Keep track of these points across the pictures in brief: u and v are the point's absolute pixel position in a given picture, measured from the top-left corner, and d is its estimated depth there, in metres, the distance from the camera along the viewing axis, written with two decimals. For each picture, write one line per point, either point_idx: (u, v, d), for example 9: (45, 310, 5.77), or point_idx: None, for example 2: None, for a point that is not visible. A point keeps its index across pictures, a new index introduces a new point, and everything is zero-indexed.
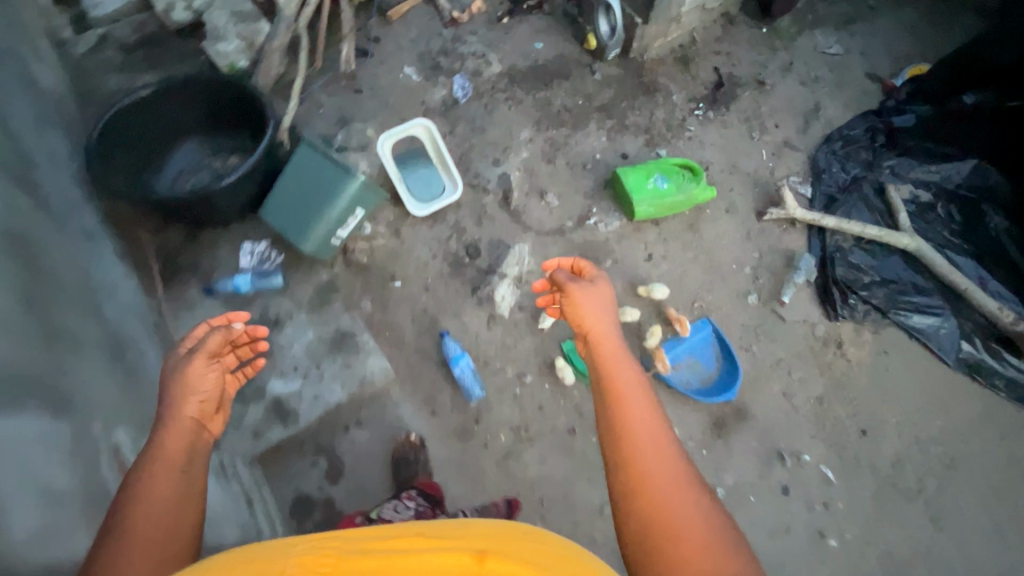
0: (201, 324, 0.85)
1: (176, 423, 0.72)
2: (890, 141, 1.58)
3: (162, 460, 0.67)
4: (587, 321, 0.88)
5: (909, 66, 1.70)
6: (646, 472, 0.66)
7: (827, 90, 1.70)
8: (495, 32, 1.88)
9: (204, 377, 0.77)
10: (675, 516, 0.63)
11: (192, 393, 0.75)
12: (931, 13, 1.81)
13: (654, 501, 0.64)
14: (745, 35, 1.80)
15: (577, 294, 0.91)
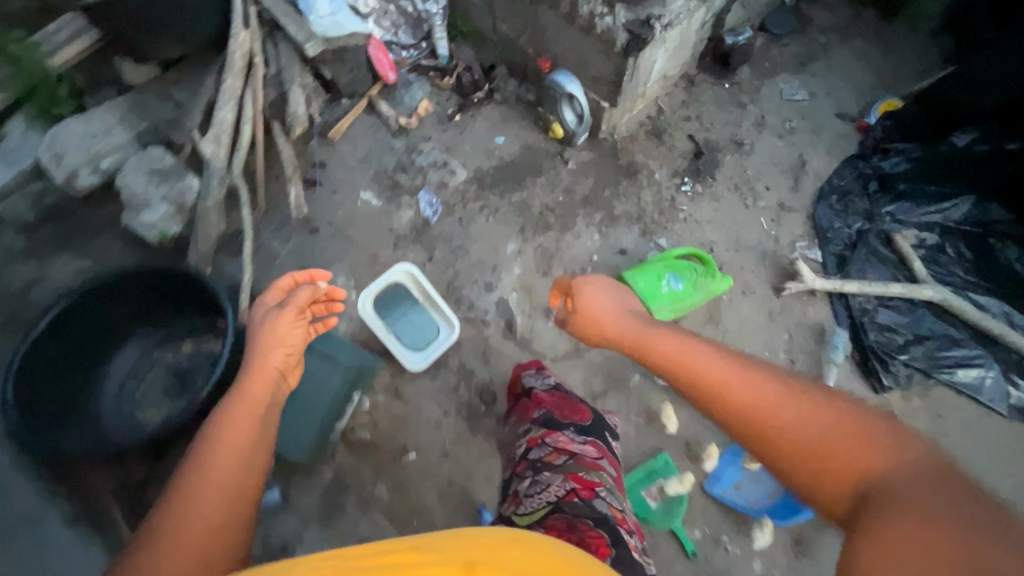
0: (286, 277, 1.00)
1: (263, 368, 0.84)
2: (884, 186, 1.53)
3: (241, 404, 0.76)
4: (598, 321, 0.94)
5: (877, 103, 1.68)
6: (728, 387, 0.66)
7: (806, 140, 1.65)
8: (450, 133, 1.73)
9: (291, 330, 0.88)
10: (781, 416, 0.61)
11: (280, 343, 0.87)
12: (879, 40, 1.81)
13: (753, 414, 0.63)
14: (709, 93, 1.74)
15: (574, 305, 0.98)
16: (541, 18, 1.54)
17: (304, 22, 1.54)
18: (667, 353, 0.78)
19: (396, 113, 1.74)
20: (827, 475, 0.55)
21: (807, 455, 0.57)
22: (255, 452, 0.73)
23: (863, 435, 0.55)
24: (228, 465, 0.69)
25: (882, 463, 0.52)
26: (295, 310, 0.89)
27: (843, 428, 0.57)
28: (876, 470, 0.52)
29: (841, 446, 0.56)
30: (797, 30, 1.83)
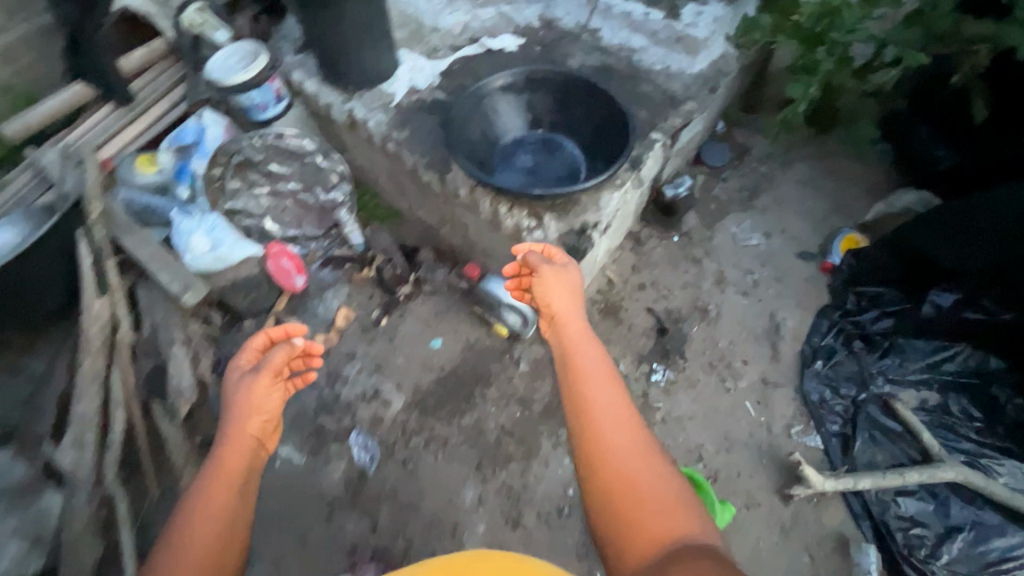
0: (260, 335, 0.98)
1: (236, 436, 0.82)
2: (869, 343, 1.38)
3: (218, 479, 0.76)
4: (553, 305, 0.95)
5: (838, 236, 1.55)
6: (617, 444, 0.75)
7: (773, 292, 1.50)
8: (378, 345, 1.49)
9: (268, 395, 0.88)
10: (643, 490, 0.71)
11: (258, 410, 0.86)
12: (822, 159, 1.70)
13: (624, 473, 0.72)
14: (659, 250, 1.57)
15: (546, 273, 0.98)
16: (462, 219, 1.34)
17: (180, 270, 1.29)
18: (581, 371, 0.84)
19: (311, 332, 1.49)
20: (644, 530, 0.68)
21: (643, 510, 0.70)
22: (235, 521, 0.74)
23: (684, 512, 0.69)
24: (210, 536, 0.71)
25: (686, 536, 0.67)
26: (271, 375, 0.89)
27: (674, 507, 0.70)
28: (691, 545, 0.66)
29: (663, 516, 0.69)
30: (735, 161, 1.71)
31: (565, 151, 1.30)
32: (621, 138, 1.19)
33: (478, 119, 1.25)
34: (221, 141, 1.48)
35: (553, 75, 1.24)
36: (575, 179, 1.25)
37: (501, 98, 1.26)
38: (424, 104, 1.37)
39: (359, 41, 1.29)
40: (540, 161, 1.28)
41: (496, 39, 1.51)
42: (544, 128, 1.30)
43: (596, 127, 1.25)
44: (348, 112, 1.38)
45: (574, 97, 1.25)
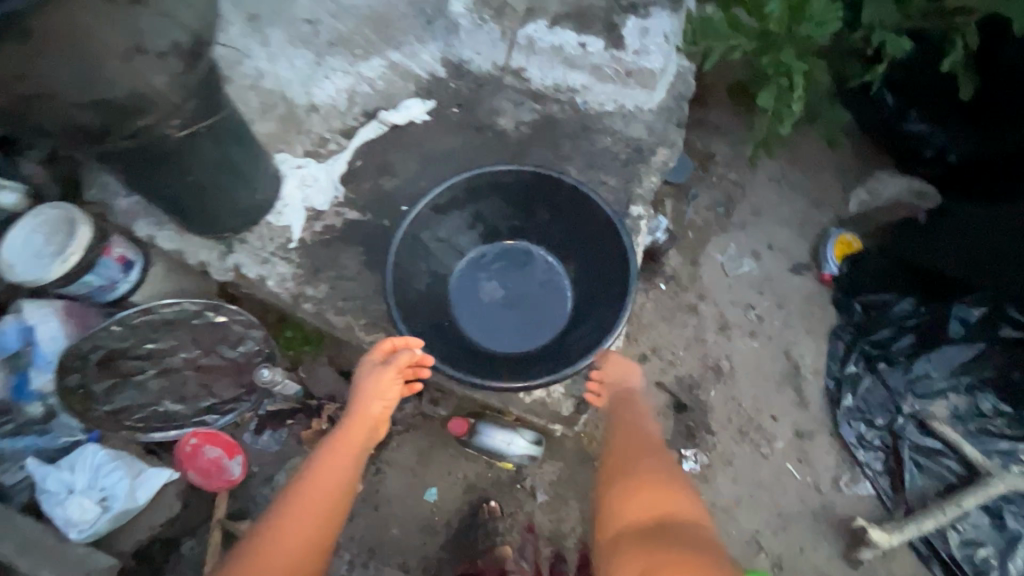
0: (387, 339, 0.87)
1: (361, 417, 0.85)
2: (893, 362, 1.26)
3: (333, 460, 0.79)
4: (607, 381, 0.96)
5: (831, 239, 1.39)
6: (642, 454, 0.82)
7: (779, 325, 1.35)
8: (363, 520, 1.22)
9: (389, 391, 0.86)
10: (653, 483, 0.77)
11: (377, 401, 0.86)
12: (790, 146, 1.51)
13: (639, 474, 0.79)
14: (650, 306, 1.36)
15: (609, 353, 0.98)
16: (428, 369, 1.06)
17: (70, 558, 0.93)
18: (622, 417, 0.91)
19: None
20: (643, 507, 0.74)
21: (639, 497, 0.75)
22: (335, 511, 0.74)
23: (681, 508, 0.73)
24: (311, 519, 0.72)
25: (671, 513, 0.72)
26: (396, 373, 0.86)
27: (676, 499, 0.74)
28: (675, 518, 0.72)
29: (660, 497, 0.75)
30: (702, 170, 1.48)
31: (537, 258, 1.05)
32: (614, 257, 0.91)
33: (419, 260, 0.95)
34: (63, 347, 1.06)
35: (504, 179, 0.92)
36: (560, 299, 1.03)
37: (441, 220, 0.95)
38: (334, 232, 1.02)
39: (218, 183, 0.92)
40: (511, 283, 1.04)
41: (397, 109, 1.15)
42: (502, 235, 1.04)
43: (571, 231, 0.98)
44: (233, 268, 1.01)
45: (536, 198, 0.96)
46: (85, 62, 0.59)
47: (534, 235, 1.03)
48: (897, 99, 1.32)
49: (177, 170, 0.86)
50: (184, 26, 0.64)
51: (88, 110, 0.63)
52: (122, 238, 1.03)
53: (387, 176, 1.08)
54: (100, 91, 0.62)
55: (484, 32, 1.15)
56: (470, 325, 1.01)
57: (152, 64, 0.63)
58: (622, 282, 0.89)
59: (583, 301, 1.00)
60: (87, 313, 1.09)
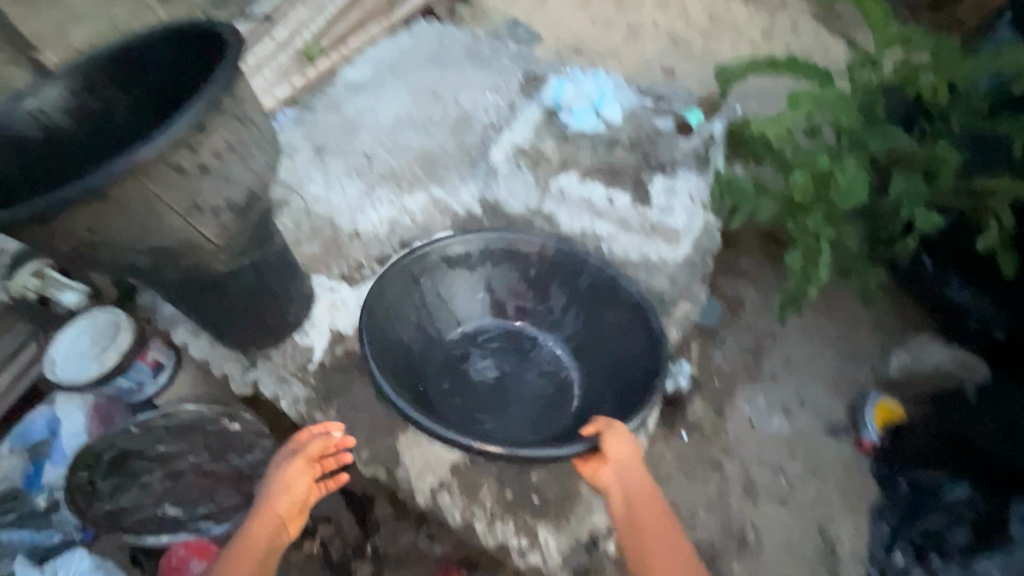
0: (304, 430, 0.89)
1: (267, 512, 0.83)
2: (946, 554, 1.05)
3: (239, 556, 0.80)
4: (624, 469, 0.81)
5: (870, 402, 1.30)
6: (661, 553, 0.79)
7: (811, 494, 1.25)
8: None
9: (296, 483, 0.85)
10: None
11: (283, 496, 0.84)
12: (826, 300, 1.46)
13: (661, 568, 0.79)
14: (669, 457, 1.28)
15: (618, 431, 0.82)
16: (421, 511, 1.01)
17: None
18: (634, 493, 0.82)
19: None
20: None
21: None
22: None
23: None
24: None
25: None
26: (304, 463, 0.85)
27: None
28: None
29: None
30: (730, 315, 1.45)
31: (542, 347, 1.06)
32: (640, 348, 0.95)
33: (419, 304, 1.00)
34: (82, 443, 1.10)
35: (533, 245, 1.02)
36: (559, 395, 1.00)
37: (451, 274, 1.02)
38: (353, 357, 1.05)
39: (253, 308, 0.98)
40: (507, 367, 1.03)
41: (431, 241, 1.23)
42: (507, 313, 1.08)
43: (589, 320, 1.03)
44: (252, 383, 1.05)
45: (556, 276, 1.03)
46: (150, 220, 0.69)
47: (542, 319, 1.07)
48: (938, 264, 1.30)
49: (215, 295, 0.93)
50: (242, 186, 0.75)
51: (142, 253, 0.74)
52: (161, 343, 1.10)
53: None
54: (155, 240, 0.72)
55: (520, 180, 1.25)
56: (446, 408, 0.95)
57: (203, 218, 0.73)
58: (648, 376, 0.91)
59: (594, 399, 0.98)
60: (110, 409, 1.14)
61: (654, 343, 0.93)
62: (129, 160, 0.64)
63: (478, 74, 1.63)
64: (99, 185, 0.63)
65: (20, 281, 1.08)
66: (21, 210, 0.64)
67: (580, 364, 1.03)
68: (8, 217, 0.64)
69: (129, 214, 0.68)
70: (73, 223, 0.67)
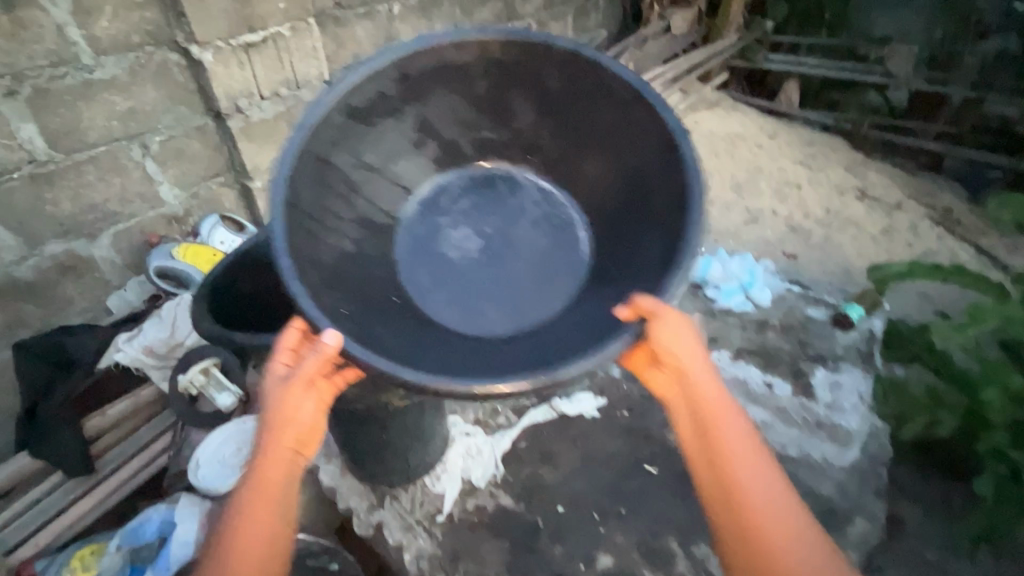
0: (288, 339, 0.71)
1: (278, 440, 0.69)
2: None
3: (257, 502, 0.67)
4: (679, 356, 0.71)
5: None
6: (748, 480, 0.69)
7: None
8: None
9: (299, 408, 0.70)
10: (774, 535, 0.66)
11: (288, 424, 0.70)
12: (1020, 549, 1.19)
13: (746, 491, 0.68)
14: None
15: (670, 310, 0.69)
16: None
17: None
18: (709, 407, 0.72)
19: None
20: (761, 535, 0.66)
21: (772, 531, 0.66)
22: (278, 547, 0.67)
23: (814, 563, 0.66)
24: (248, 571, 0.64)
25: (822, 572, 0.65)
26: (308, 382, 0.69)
27: (806, 549, 0.67)
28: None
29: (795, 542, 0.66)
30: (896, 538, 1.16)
31: (522, 184, 0.96)
32: (650, 152, 0.82)
33: (352, 164, 0.84)
34: (186, 556, 1.05)
35: (461, 57, 0.82)
36: (564, 230, 0.93)
37: (384, 118, 0.85)
38: (484, 516, 0.98)
39: (403, 444, 0.97)
40: (493, 227, 0.92)
41: (569, 398, 1.17)
42: (471, 158, 0.97)
43: (583, 148, 0.91)
44: (376, 524, 0.99)
45: (514, 83, 0.87)
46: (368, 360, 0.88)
47: (525, 149, 0.96)
48: None
49: (377, 432, 0.94)
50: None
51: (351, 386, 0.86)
52: None
53: (547, 465, 1.06)
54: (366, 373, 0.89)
55: None
56: (416, 263, 0.90)
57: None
58: (673, 189, 0.79)
59: (609, 227, 0.90)
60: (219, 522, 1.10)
61: (635, 101, 0.81)
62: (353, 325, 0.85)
63: None
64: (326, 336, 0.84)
65: (189, 377, 1.15)
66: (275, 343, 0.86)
67: (571, 183, 0.94)
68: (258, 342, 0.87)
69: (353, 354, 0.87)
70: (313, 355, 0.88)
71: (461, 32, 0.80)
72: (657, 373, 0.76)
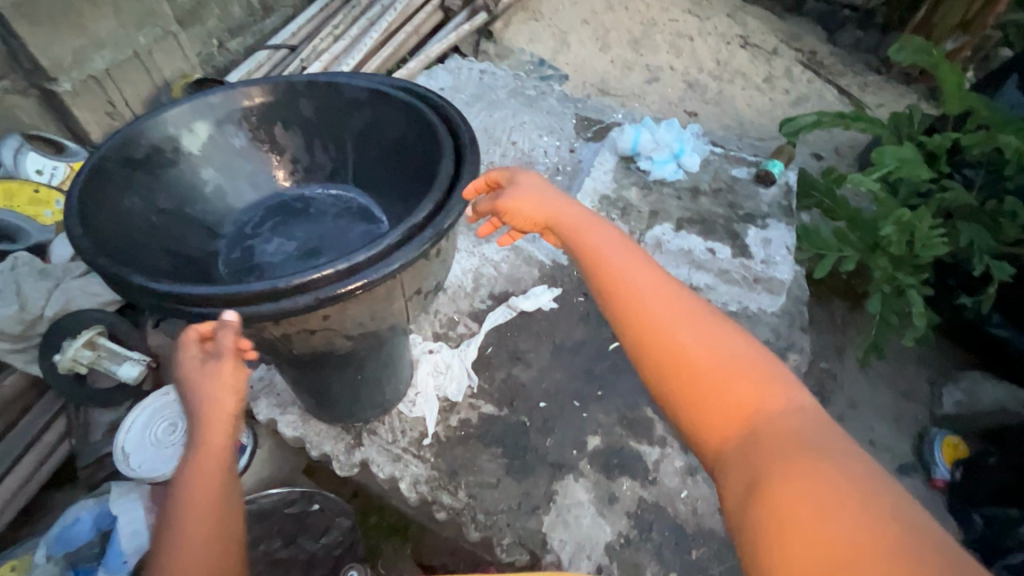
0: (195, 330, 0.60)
1: (214, 421, 0.58)
2: None
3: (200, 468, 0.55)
4: (540, 212, 0.65)
5: (940, 443, 1.32)
6: (635, 291, 0.54)
7: None
8: None
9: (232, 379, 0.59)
10: (682, 342, 0.49)
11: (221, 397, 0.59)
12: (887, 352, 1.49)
13: (650, 318, 0.52)
14: None
15: (520, 179, 0.67)
16: None
17: None
18: (592, 251, 0.59)
19: None
20: (680, 374, 0.48)
21: (701, 371, 0.48)
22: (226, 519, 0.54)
23: (751, 367, 0.47)
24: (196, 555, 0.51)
25: (774, 406, 0.44)
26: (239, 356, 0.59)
27: (741, 363, 0.47)
28: (776, 419, 0.44)
29: (733, 381, 0.46)
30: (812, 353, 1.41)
31: (315, 199, 0.85)
32: (402, 118, 0.79)
33: (146, 214, 0.72)
34: (145, 546, 0.91)
35: (236, 116, 0.81)
36: (365, 220, 0.81)
37: (171, 168, 0.77)
38: (471, 428, 0.97)
39: (380, 379, 0.91)
40: (303, 230, 0.78)
41: (526, 294, 1.15)
42: (267, 193, 0.85)
43: (354, 151, 0.85)
44: (360, 463, 0.95)
45: (272, 121, 0.84)
46: (381, 306, 0.67)
47: (312, 177, 0.88)
48: (1007, 321, 1.35)
49: (355, 371, 0.86)
50: (437, 278, 0.74)
51: (351, 338, 0.71)
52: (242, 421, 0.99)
53: (520, 366, 1.05)
54: (374, 323, 0.71)
55: None
56: (230, 277, 0.75)
57: (416, 300, 0.73)
58: (418, 135, 0.78)
59: (399, 189, 0.81)
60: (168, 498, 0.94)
61: (374, 94, 0.80)
62: (384, 269, 0.58)
63: (529, 114, 1.61)
64: (349, 290, 0.57)
65: (72, 354, 0.96)
66: (259, 305, 0.56)
67: (365, 183, 0.85)
68: (237, 297, 0.56)
69: (368, 303, 0.65)
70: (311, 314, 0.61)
71: (206, 95, 0.79)
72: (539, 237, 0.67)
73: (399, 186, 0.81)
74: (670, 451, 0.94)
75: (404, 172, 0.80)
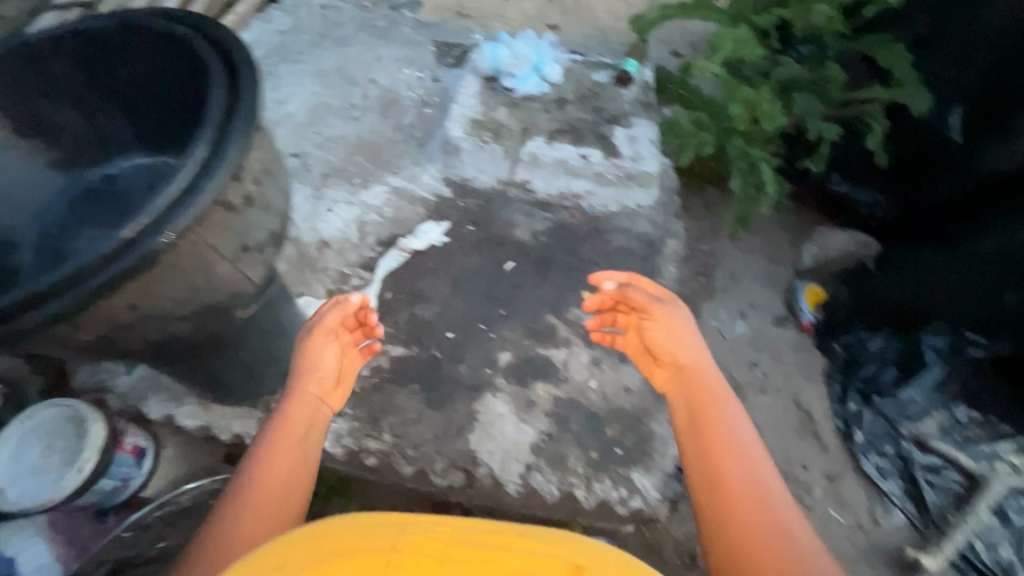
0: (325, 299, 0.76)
1: (302, 393, 0.67)
2: (884, 393, 1.38)
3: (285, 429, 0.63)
4: (675, 351, 0.69)
5: (804, 294, 1.54)
6: (741, 476, 0.58)
7: (779, 375, 1.47)
8: None
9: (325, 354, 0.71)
10: (751, 521, 0.55)
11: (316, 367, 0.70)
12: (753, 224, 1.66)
13: (733, 497, 0.56)
14: None
15: (669, 310, 0.72)
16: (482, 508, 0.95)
17: None
18: (711, 421, 0.62)
19: None
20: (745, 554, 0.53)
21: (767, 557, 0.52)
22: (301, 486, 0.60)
23: None
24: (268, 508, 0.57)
25: None
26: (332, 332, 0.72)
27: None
28: None
29: None
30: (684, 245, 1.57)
31: (121, 174, 0.83)
32: (164, 54, 0.72)
33: None
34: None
35: None
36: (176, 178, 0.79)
37: None
38: (384, 372, 0.97)
39: (268, 350, 0.85)
40: (112, 212, 0.76)
41: (415, 234, 1.15)
42: (61, 183, 0.81)
43: (134, 113, 0.80)
44: None
45: (28, 94, 0.75)
46: (201, 274, 0.62)
47: (104, 149, 0.83)
48: (847, 179, 1.57)
49: (230, 351, 0.79)
50: (269, 228, 0.68)
51: (185, 318, 0.65)
52: (132, 425, 0.89)
53: (421, 303, 1.05)
54: (202, 296, 0.64)
55: (487, 151, 1.22)
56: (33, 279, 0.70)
57: (251, 258, 0.67)
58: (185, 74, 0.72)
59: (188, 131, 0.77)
60: (76, 523, 0.87)
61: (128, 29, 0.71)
62: (165, 229, 0.54)
63: (384, 47, 1.51)
64: (139, 258, 0.53)
65: None
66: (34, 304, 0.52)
67: (161, 141, 0.81)
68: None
69: (179, 276, 0.60)
70: (109, 305, 0.57)
71: None
72: (660, 366, 0.71)
73: (180, 131, 0.78)
74: (575, 348, 1.02)
75: (184, 115, 0.76)
